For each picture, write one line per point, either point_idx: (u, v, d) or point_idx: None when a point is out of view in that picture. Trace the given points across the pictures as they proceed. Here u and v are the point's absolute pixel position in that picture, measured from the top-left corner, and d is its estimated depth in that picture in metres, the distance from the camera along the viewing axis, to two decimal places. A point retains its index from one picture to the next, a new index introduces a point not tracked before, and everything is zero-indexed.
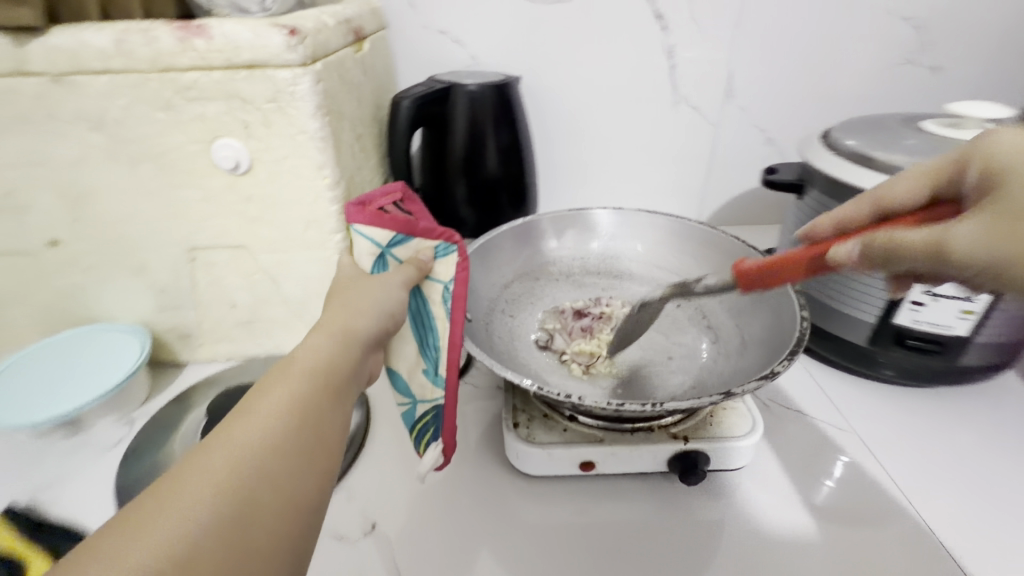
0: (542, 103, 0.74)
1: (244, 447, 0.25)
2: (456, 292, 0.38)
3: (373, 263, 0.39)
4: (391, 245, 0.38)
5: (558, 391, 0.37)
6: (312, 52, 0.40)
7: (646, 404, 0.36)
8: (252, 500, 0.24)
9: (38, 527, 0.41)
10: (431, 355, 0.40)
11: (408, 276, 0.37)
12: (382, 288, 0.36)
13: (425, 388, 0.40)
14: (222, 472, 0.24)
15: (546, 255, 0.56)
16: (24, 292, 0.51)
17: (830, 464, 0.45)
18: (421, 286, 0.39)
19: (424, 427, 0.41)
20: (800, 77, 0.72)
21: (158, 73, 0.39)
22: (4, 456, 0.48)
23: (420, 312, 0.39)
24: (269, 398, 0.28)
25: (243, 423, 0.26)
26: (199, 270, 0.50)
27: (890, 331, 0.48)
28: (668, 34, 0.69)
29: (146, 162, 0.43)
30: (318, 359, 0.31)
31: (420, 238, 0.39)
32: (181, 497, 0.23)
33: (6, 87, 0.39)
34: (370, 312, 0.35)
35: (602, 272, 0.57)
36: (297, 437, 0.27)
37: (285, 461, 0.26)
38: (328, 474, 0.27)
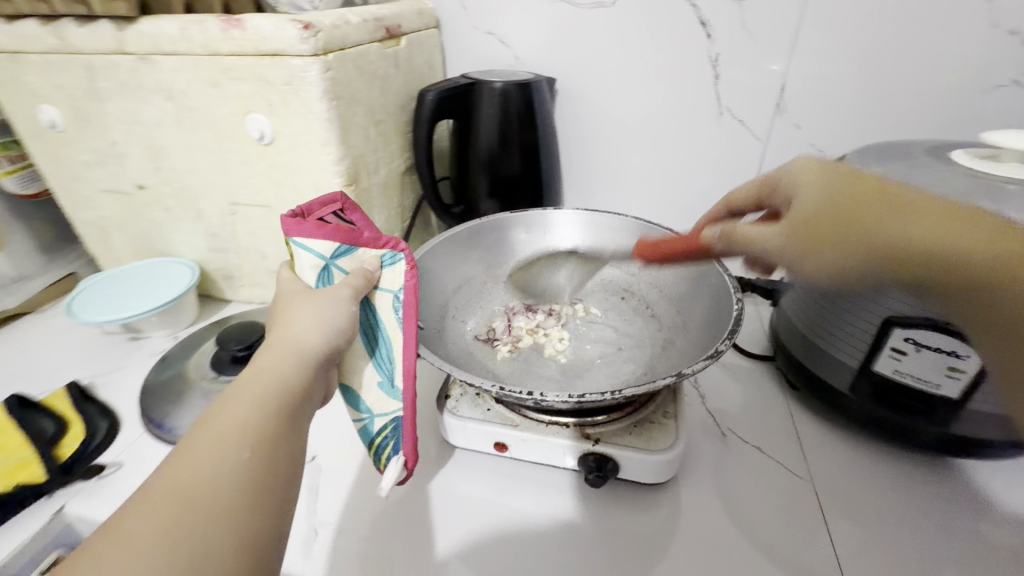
0: (580, 105, 0.75)
1: (189, 493, 0.28)
2: (407, 300, 0.39)
3: (317, 276, 0.39)
4: (335, 256, 0.39)
5: (522, 390, 0.38)
6: (324, 45, 0.46)
7: (605, 392, 0.37)
8: (206, 534, 0.27)
9: (87, 401, 0.53)
10: (385, 367, 0.41)
11: (356, 288, 0.38)
12: (328, 303, 0.37)
13: (381, 401, 0.41)
14: (176, 511, 0.27)
15: (495, 257, 0.57)
16: (121, 223, 0.65)
17: (753, 503, 0.43)
18: (371, 297, 0.40)
19: (382, 444, 0.41)
20: (869, 94, 0.64)
21: (210, 56, 0.48)
22: (90, 344, 0.62)
23: (369, 322, 0.41)
24: (214, 434, 0.30)
25: (196, 462, 0.29)
26: (238, 222, 0.60)
27: (869, 381, 0.43)
28: (713, 42, 0.66)
29: (202, 128, 0.54)
30: (266, 386, 0.33)
31: (365, 247, 0.40)
32: (129, 546, 0.25)
33: (111, 62, 0.52)
34: (316, 326, 0.36)
35: (547, 273, 0.58)
36: (249, 471, 0.29)
37: (233, 493, 0.28)
38: (283, 497, 0.30)
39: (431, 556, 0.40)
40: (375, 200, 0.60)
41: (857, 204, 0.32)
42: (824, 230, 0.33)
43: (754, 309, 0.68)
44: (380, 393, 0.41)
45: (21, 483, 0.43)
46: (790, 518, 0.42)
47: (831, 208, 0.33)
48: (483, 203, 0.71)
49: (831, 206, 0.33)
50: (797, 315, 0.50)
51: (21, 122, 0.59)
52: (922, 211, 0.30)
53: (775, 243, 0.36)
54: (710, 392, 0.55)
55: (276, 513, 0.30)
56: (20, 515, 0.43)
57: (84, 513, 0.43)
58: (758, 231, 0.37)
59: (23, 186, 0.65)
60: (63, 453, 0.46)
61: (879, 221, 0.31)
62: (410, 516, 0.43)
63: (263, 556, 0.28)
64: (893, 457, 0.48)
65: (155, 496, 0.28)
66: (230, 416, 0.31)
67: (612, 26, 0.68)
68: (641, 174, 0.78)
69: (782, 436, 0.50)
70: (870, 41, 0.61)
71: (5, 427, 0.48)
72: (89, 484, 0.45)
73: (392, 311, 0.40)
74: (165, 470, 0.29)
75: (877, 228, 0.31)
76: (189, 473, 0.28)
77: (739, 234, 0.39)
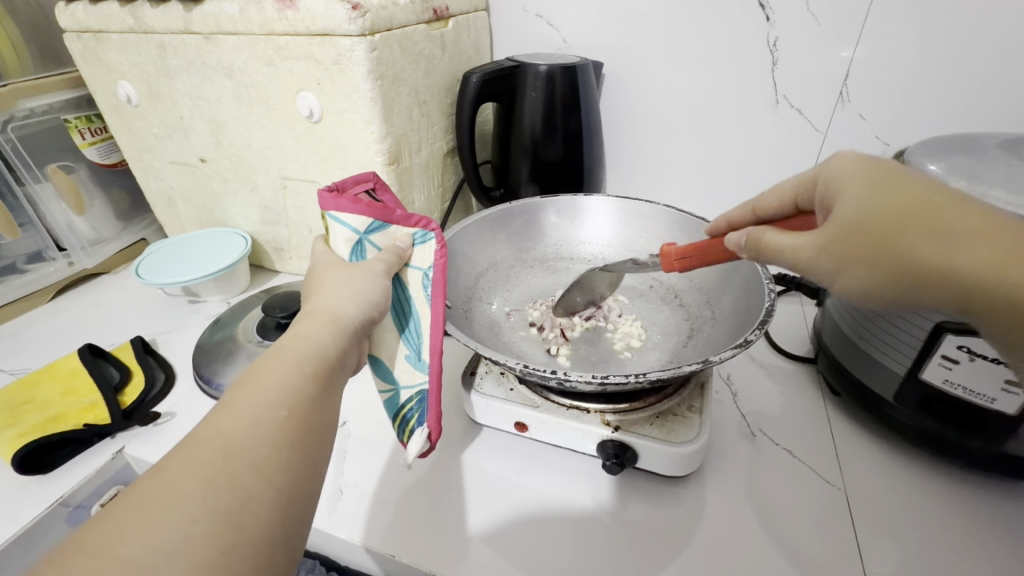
0: (626, 90, 0.72)
1: (231, 443, 0.27)
2: (435, 278, 0.41)
3: (351, 251, 0.41)
4: (369, 231, 0.40)
5: (543, 369, 0.38)
6: (371, 25, 0.48)
7: (630, 375, 0.37)
8: (245, 491, 0.25)
9: (150, 353, 0.57)
10: (413, 341, 0.42)
11: (389, 262, 0.40)
12: (363, 278, 0.38)
13: (407, 373, 0.42)
14: (213, 466, 0.25)
15: (525, 242, 0.58)
16: (185, 193, 0.70)
17: (774, 509, 0.42)
18: (401, 274, 0.42)
19: (407, 415, 0.43)
20: (945, 84, 0.59)
21: (266, 36, 0.51)
22: (155, 304, 0.68)
23: (400, 299, 0.42)
24: (255, 391, 0.29)
25: (232, 419, 0.28)
26: (288, 196, 0.63)
27: (917, 389, 0.41)
28: (772, 25, 0.62)
29: (257, 105, 0.57)
30: (306, 349, 0.33)
31: (397, 226, 0.41)
32: (172, 493, 0.24)
33: (179, 41, 0.55)
34: (352, 297, 0.37)
35: (574, 258, 0.59)
36: (287, 431, 0.28)
37: (272, 451, 0.27)
38: (318, 465, 0.29)
39: (447, 524, 0.41)
40: (415, 180, 0.62)
41: (900, 225, 0.26)
42: (854, 248, 0.28)
43: (799, 309, 0.65)
44: (407, 365, 0.42)
45: (88, 422, 0.48)
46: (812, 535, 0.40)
47: (868, 220, 0.27)
48: (523, 187, 0.70)
49: (871, 215, 0.27)
50: (842, 317, 0.47)
51: (102, 96, 0.65)
52: (942, 228, 0.25)
53: (809, 258, 0.30)
54: (742, 391, 0.54)
55: (314, 471, 0.29)
56: (86, 451, 0.47)
57: (140, 454, 0.47)
58: (788, 241, 0.32)
59: (104, 156, 0.71)
60: (125, 401, 0.51)
61: (921, 241, 0.25)
62: (430, 484, 0.44)
63: (302, 511, 0.27)
64: (939, 474, 0.45)
65: (196, 445, 0.26)
66: (271, 378, 0.30)
67: (665, 9, 0.65)
68: (687, 164, 0.74)
69: (816, 440, 0.48)
70: (952, 24, 0.56)
71: (80, 372, 0.54)
72: (146, 429, 0.50)
73: (421, 288, 0.41)
74: (204, 422, 0.27)
75: (911, 253, 0.25)
76: (231, 425, 0.27)
77: (764, 244, 0.33)
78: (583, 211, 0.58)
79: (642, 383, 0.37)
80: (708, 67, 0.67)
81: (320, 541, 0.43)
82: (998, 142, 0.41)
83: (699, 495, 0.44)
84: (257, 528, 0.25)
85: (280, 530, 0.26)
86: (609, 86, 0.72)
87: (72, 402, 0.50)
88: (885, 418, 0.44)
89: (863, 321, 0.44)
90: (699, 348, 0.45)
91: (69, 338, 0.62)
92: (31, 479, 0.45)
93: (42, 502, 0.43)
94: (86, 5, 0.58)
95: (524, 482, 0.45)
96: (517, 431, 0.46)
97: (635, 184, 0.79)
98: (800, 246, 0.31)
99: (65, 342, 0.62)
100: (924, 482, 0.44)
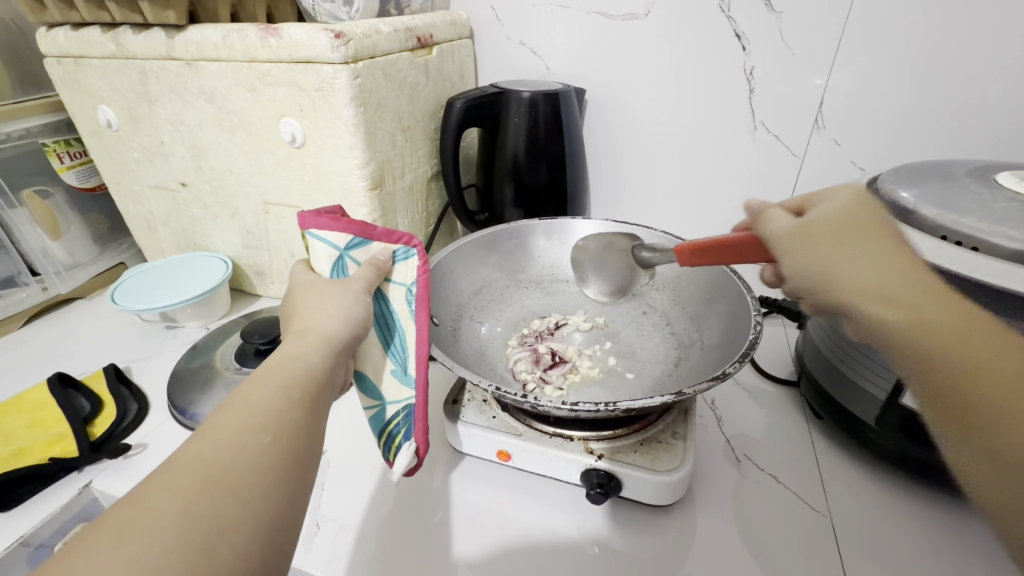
0: (609, 115, 0.73)
1: (212, 468, 0.25)
2: (418, 293, 0.39)
3: (331, 267, 0.40)
4: (349, 247, 0.40)
5: (516, 393, 0.37)
6: (354, 53, 0.48)
7: (600, 404, 0.36)
8: (223, 519, 0.24)
9: (124, 382, 0.56)
10: (398, 355, 0.41)
11: (368, 278, 0.39)
12: (346, 294, 0.37)
13: (394, 388, 0.41)
14: (192, 493, 0.24)
15: (520, 262, 0.58)
16: (164, 218, 0.69)
17: (762, 538, 0.41)
18: (383, 288, 0.41)
19: (393, 432, 0.42)
20: (914, 111, 0.61)
21: (248, 62, 0.51)
22: (131, 331, 0.67)
23: (383, 314, 0.41)
24: (240, 414, 0.28)
25: (215, 442, 0.26)
26: (270, 221, 0.63)
27: (897, 414, 0.41)
28: (748, 55, 0.64)
29: (238, 130, 0.56)
30: (296, 369, 0.32)
31: (379, 241, 0.40)
32: (147, 521, 0.23)
33: (162, 66, 0.55)
34: (339, 316, 0.36)
35: (570, 280, 0.59)
36: (272, 455, 0.27)
37: (254, 476, 0.26)
38: (301, 492, 0.28)
39: (427, 559, 0.40)
40: (399, 205, 0.61)
41: (854, 237, 0.32)
42: (821, 242, 0.33)
43: (782, 332, 0.66)
44: (393, 380, 0.41)
45: (55, 455, 0.46)
46: (799, 566, 0.39)
47: (844, 218, 0.34)
48: (507, 211, 0.70)
49: (842, 224, 0.33)
50: (822, 341, 0.48)
51: (82, 120, 0.64)
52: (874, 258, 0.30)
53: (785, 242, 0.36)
54: (728, 415, 0.53)
55: (298, 497, 0.28)
56: (50, 487, 0.45)
57: (108, 489, 0.45)
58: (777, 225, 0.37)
59: (82, 180, 0.70)
60: (96, 432, 0.49)
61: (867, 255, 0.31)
62: (411, 514, 0.43)
63: (283, 540, 0.26)
64: (927, 500, 0.44)
65: (177, 470, 0.25)
66: (257, 398, 0.29)
67: (645, 37, 0.66)
68: (670, 186, 0.75)
69: (802, 465, 0.48)
70: (920, 55, 0.58)
71: (49, 403, 0.52)
72: (116, 462, 0.48)
73: (404, 303, 0.40)
74: (185, 447, 0.26)
75: (835, 271, 0.31)
76: (214, 449, 0.26)
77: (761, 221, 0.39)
78: (574, 235, 0.58)
79: (612, 413, 0.37)
80: (687, 95, 0.68)
81: None
82: (967, 170, 0.42)
83: (686, 524, 0.43)
84: (232, 558, 0.24)
85: (258, 560, 0.25)
86: (591, 111, 0.74)
87: (39, 434, 0.48)
88: (869, 443, 0.44)
89: (842, 345, 0.44)
90: (686, 375, 0.45)
91: (39, 367, 0.60)
92: None
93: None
94: (67, 30, 0.58)
95: (507, 513, 0.44)
96: (500, 459, 0.45)
97: (620, 207, 0.80)
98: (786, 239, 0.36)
99: (34, 372, 0.60)
100: (912, 508, 0.44)
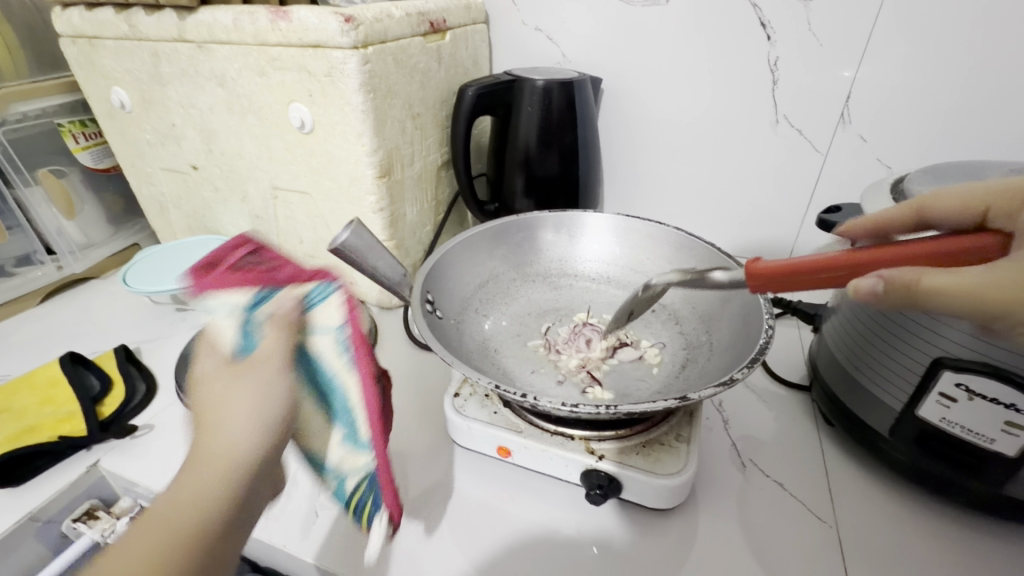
0: (625, 105, 0.71)
1: None
2: (350, 335, 0.37)
3: (237, 337, 0.33)
4: (255, 303, 0.36)
5: (516, 391, 0.37)
6: (364, 38, 0.47)
7: (602, 406, 0.35)
8: None
9: (133, 361, 0.56)
10: (345, 419, 0.36)
11: (285, 334, 0.34)
12: (256, 377, 0.30)
13: (345, 460, 0.36)
14: None
15: (528, 255, 0.57)
16: (175, 200, 0.69)
17: (765, 547, 0.40)
18: (304, 344, 0.35)
19: (359, 505, 0.37)
20: (947, 107, 0.58)
21: (258, 46, 0.51)
22: (142, 312, 0.67)
23: (315, 377, 0.35)
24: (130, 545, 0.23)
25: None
26: (279, 206, 0.63)
27: (913, 426, 0.39)
28: (773, 45, 0.61)
29: (248, 114, 0.56)
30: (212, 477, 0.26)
31: (288, 288, 0.38)
32: None
33: (173, 48, 0.55)
34: (250, 423, 0.28)
35: (579, 275, 0.57)
36: None
37: None
38: None
39: (425, 552, 0.40)
40: (407, 193, 0.61)
41: None
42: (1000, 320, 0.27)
43: (796, 334, 0.64)
44: (343, 450, 0.36)
45: (64, 434, 0.47)
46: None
47: None
48: (517, 202, 0.69)
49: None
50: (837, 347, 0.46)
51: (96, 101, 0.64)
52: None
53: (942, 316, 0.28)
54: (735, 418, 0.52)
55: None
56: (59, 464, 0.46)
57: (115, 468, 0.46)
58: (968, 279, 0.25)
59: (96, 161, 0.70)
60: (104, 411, 0.50)
61: None
62: (410, 506, 0.43)
63: None
64: (941, 514, 0.43)
65: None
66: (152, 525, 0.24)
67: (665, 25, 0.64)
68: (687, 180, 0.73)
69: (810, 471, 0.47)
70: (956, 48, 0.55)
71: (60, 380, 0.53)
72: (123, 442, 0.49)
73: (336, 350, 0.36)
74: None
75: None
76: None
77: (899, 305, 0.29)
78: (583, 228, 0.57)
79: (615, 415, 0.36)
80: (707, 87, 0.66)
81: (293, 566, 0.41)
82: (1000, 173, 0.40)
83: (688, 527, 0.42)
84: None
85: None
86: (607, 101, 0.72)
87: (49, 412, 0.49)
88: (881, 453, 0.43)
89: (858, 352, 0.43)
90: (692, 378, 0.44)
91: (51, 346, 0.61)
92: (2, 492, 0.44)
93: (9, 516, 0.42)
94: (81, 10, 0.58)
95: (507, 509, 0.43)
96: (500, 455, 0.45)
97: (634, 201, 0.78)
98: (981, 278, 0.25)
99: (47, 350, 0.61)
100: (924, 521, 0.42)
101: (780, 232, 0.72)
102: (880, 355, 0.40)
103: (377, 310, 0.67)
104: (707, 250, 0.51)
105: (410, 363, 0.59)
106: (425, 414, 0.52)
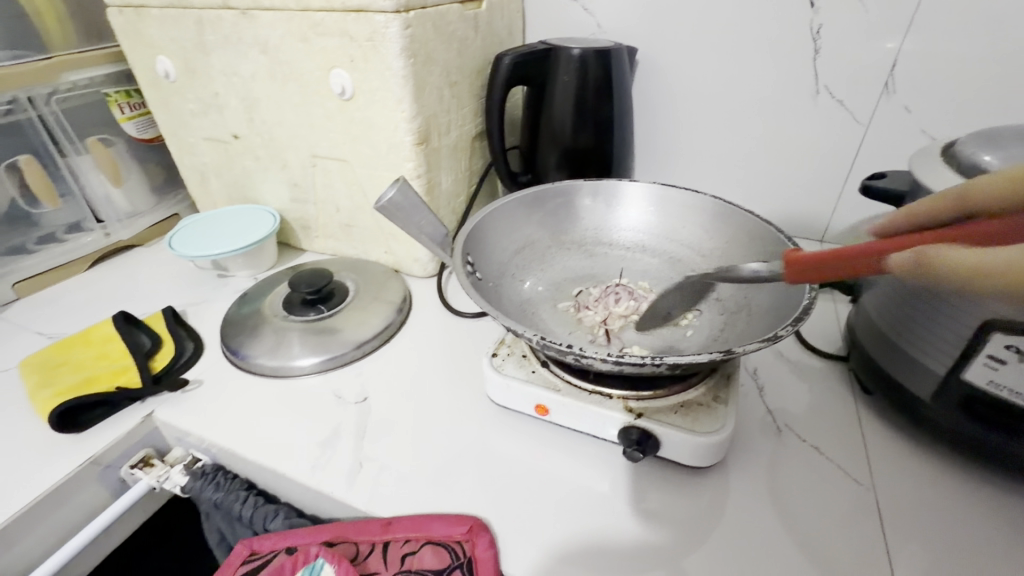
0: (661, 76, 0.70)
1: None
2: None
3: None
4: None
5: (561, 342, 0.37)
6: (407, 2, 0.48)
7: (646, 358, 0.36)
8: None
9: (180, 322, 0.59)
10: None
11: None
12: None
13: None
14: None
15: (563, 223, 0.57)
16: (216, 170, 0.71)
17: (801, 509, 0.41)
18: None
19: None
20: (1000, 76, 0.56)
21: (302, 12, 0.52)
22: (186, 277, 0.70)
23: None
24: None
25: None
26: (318, 175, 0.64)
27: (958, 390, 0.39)
28: (816, 11, 0.60)
29: (290, 81, 0.57)
30: None
31: None
32: None
33: (218, 16, 0.56)
34: None
35: (614, 243, 0.57)
36: None
37: None
38: None
39: (466, 504, 0.41)
40: (442, 162, 0.61)
41: None
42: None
43: (833, 308, 0.63)
44: None
45: (121, 385, 0.49)
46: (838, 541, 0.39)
47: None
48: (550, 173, 0.69)
49: None
50: (880, 315, 0.45)
51: (142, 71, 0.66)
52: None
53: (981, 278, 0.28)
54: (770, 387, 0.52)
55: None
56: (117, 414, 0.49)
57: (169, 419, 0.49)
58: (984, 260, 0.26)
59: (141, 131, 0.72)
60: (157, 367, 0.53)
61: None
62: (450, 461, 0.45)
63: None
64: (983, 485, 0.42)
65: None
66: None
67: None
68: (721, 153, 0.72)
69: (846, 439, 0.47)
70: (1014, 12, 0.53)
71: (114, 337, 0.55)
72: (174, 396, 0.51)
73: None
74: None
75: None
76: None
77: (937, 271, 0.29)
78: (619, 197, 0.57)
79: (658, 368, 0.36)
80: (746, 57, 0.65)
81: (338, 513, 0.43)
82: None
83: (723, 488, 0.42)
84: None
85: None
86: (641, 72, 0.71)
87: (106, 365, 0.52)
88: (923, 420, 0.43)
89: (902, 318, 0.42)
90: (730, 341, 0.44)
91: (103, 307, 0.64)
92: (66, 437, 0.47)
93: (74, 459, 0.45)
94: None
95: (543, 466, 0.44)
96: (537, 414, 0.46)
97: (666, 175, 0.77)
98: (998, 265, 0.25)
99: (99, 311, 0.64)
100: (964, 489, 0.42)
101: (816, 206, 0.71)
102: (927, 320, 0.40)
103: (412, 279, 0.68)
104: (746, 218, 0.51)
105: (446, 329, 0.60)
106: (461, 377, 0.53)
